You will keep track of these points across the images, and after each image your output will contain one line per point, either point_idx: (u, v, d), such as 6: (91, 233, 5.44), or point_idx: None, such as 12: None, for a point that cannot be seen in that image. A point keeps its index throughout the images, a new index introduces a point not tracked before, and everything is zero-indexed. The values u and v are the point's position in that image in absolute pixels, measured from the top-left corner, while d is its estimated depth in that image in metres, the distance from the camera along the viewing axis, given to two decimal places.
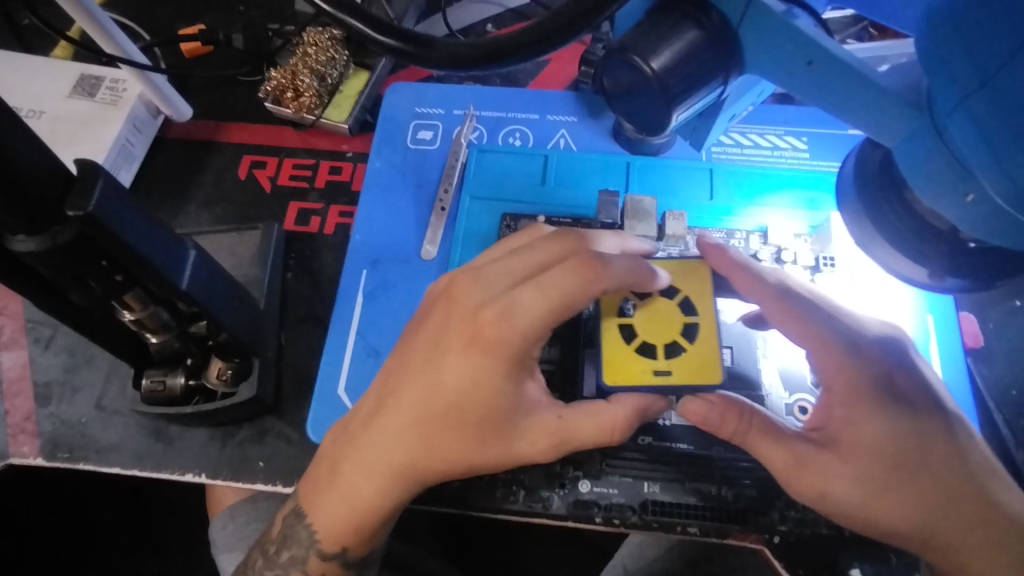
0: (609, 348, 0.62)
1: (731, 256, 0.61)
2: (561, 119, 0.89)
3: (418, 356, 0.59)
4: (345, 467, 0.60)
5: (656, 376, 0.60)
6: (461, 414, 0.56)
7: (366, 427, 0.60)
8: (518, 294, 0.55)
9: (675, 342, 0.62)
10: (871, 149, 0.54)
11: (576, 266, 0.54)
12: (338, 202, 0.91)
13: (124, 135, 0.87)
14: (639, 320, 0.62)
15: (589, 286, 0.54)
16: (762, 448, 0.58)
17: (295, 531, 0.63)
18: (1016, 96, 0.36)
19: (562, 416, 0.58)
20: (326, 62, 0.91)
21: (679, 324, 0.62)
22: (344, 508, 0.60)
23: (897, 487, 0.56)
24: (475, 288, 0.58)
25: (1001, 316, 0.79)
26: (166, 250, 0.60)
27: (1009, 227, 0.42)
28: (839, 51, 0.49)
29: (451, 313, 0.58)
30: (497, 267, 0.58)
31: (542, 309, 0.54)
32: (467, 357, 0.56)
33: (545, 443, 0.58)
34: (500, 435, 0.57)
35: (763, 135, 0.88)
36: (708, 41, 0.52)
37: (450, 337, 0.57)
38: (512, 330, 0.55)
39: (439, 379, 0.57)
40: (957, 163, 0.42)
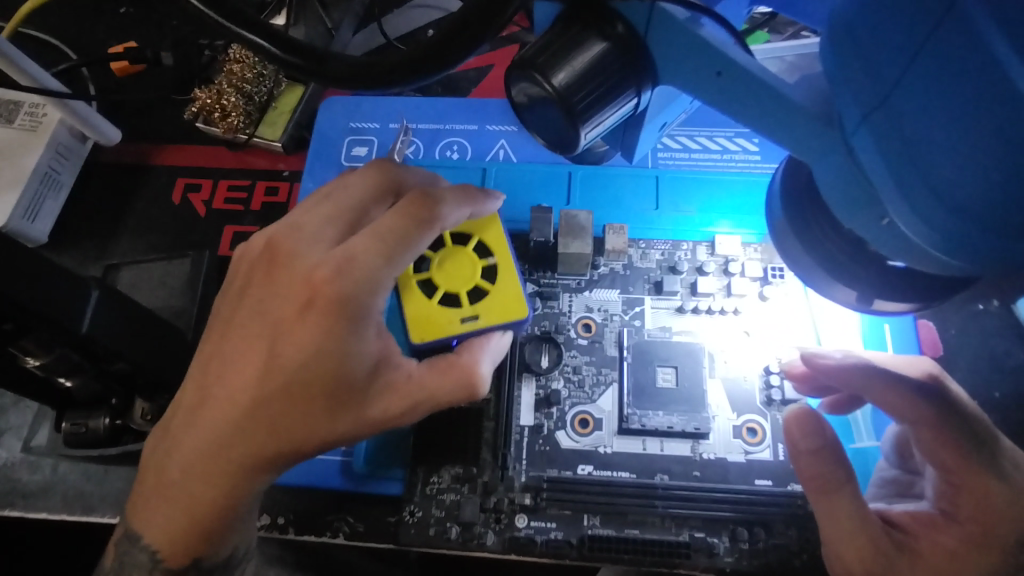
0: (412, 308, 0.62)
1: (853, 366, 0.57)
2: (502, 130, 0.86)
3: (251, 327, 0.53)
4: (175, 471, 0.52)
5: (464, 323, 0.62)
6: (304, 389, 0.50)
7: (188, 426, 0.52)
8: (352, 244, 0.52)
9: (478, 287, 0.63)
10: (799, 162, 0.50)
11: (407, 205, 0.53)
12: (274, 224, 0.88)
13: (47, 163, 0.84)
14: (438, 269, 0.63)
15: (415, 227, 0.52)
16: (831, 518, 0.56)
17: (131, 556, 0.54)
18: (913, 116, 0.33)
19: (412, 374, 0.53)
20: (254, 80, 0.88)
21: (478, 269, 0.64)
22: (180, 515, 0.52)
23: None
24: (301, 247, 0.53)
25: (964, 321, 0.75)
26: (57, 293, 0.57)
27: (925, 256, 0.38)
28: (747, 61, 0.45)
29: (281, 275, 0.53)
30: (319, 212, 0.55)
31: (380, 257, 0.51)
32: (307, 324, 0.50)
33: (397, 405, 0.52)
34: (350, 407, 0.51)
35: (713, 138, 0.84)
36: (615, 51, 0.48)
37: (286, 305, 0.52)
38: (347, 287, 0.51)
39: (276, 350, 0.51)
40: (868, 187, 0.39)
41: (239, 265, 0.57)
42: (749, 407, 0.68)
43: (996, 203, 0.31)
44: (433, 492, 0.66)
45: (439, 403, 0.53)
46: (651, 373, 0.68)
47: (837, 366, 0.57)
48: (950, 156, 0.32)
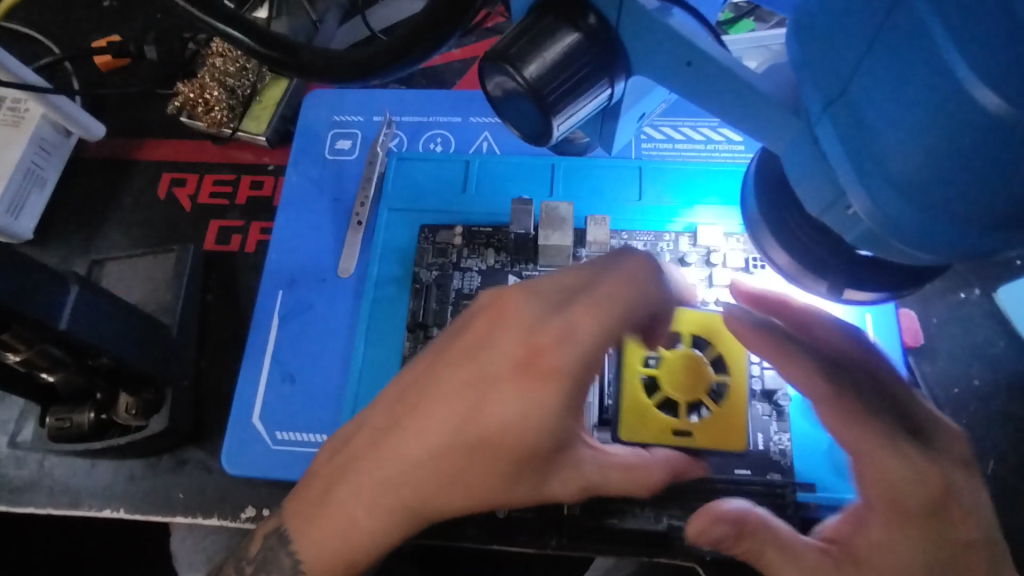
0: (629, 401, 0.66)
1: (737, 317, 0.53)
2: (486, 122, 0.85)
3: (457, 376, 0.52)
4: (342, 494, 0.53)
5: (678, 437, 0.64)
6: (493, 448, 0.50)
7: (371, 450, 0.53)
8: (574, 313, 0.50)
9: (699, 402, 0.65)
10: (773, 153, 0.51)
11: (624, 285, 0.50)
12: (259, 218, 0.88)
13: (30, 158, 0.84)
14: (661, 372, 0.66)
15: (638, 300, 0.51)
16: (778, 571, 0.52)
17: (276, 555, 0.55)
18: (869, 106, 0.33)
19: (602, 463, 0.55)
20: (236, 74, 0.88)
21: (708, 383, 0.66)
22: (336, 541, 0.53)
23: None
24: (526, 305, 0.52)
25: (946, 310, 0.75)
26: (35, 289, 0.57)
27: (888, 246, 0.38)
28: (717, 50, 0.45)
29: (498, 332, 0.52)
30: (549, 281, 0.53)
31: (596, 327, 0.50)
32: (521, 384, 0.50)
33: (575, 489, 0.55)
34: (533, 476, 0.53)
35: (698, 128, 0.84)
36: (585, 42, 0.47)
37: (499, 360, 0.51)
38: (568, 358, 0.50)
39: (479, 406, 0.50)
40: (831, 177, 0.39)
41: (471, 310, 0.54)
42: None
43: (960, 196, 0.32)
44: None
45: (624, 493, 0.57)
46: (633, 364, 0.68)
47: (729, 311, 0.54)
48: (905, 149, 0.32)
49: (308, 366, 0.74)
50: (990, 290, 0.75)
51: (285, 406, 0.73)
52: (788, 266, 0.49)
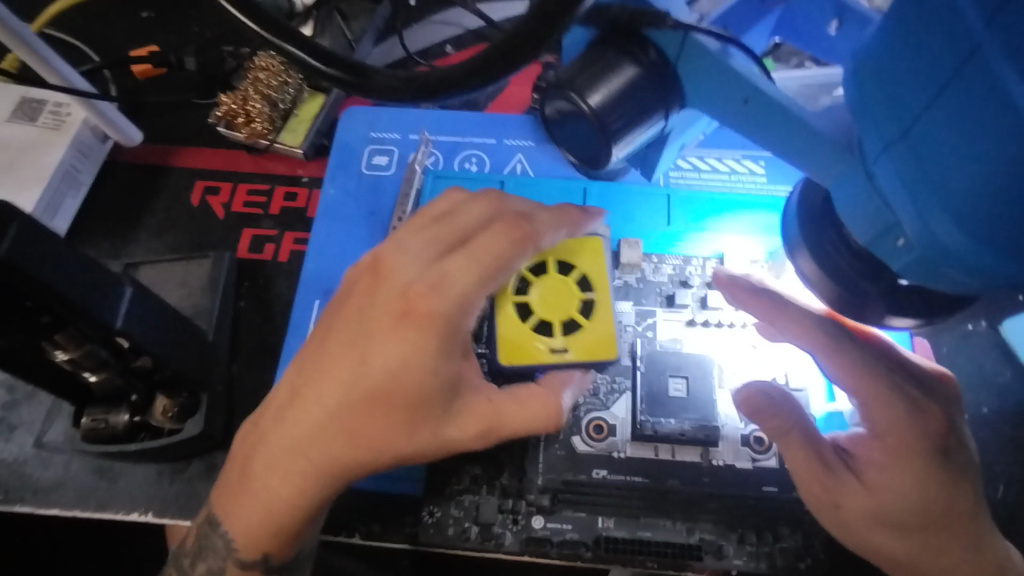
0: (505, 330, 0.62)
1: (766, 299, 0.60)
2: (519, 144, 0.89)
3: (342, 336, 0.55)
4: (259, 468, 0.55)
5: (554, 354, 0.61)
6: (388, 398, 0.52)
7: (278, 420, 0.55)
8: (449, 264, 0.54)
9: (573, 319, 0.63)
10: (814, 185, 0.54)
11: (504, 228, 0.56)
12: (293, 228, 0.90)
13: (68, 161, 0.85)
14: (535, 296, 0.63)
15: (517, 246, 0.55)
16: (787, 453, 0.59)
17: (209, 541, 0.58)
18: (932, 148, 0.36)
19: (492, 399, 0.55)
20: (278, 87, 0.90)
21: (577, 302, 0.63)
22: (261, 512, 0.55)
23: (910, 528, 0.58)
24: (402, 262, 0.56)
25: (955, 339, 0.79)
26: (95, 288, 0.58)
27: (937, 273, 0.42)
28: (771, 90, 0.48)
29: (378, 291, 0.55)
30: (422, 237, 0.57)
31: (471, 276, 0.54)
32: (399, 333, 0.53)
33: (474, 429, 0.54)
34: (431, 419, 0.53)
35: (721, 159, 0.88)
36: (646, 76, 0.51)
37: (377, 315, 0.54)
38: (442, 301, 0.53)
39: (364, 360, 0.53)
40: (885, 208, 0.42)
41: (353, 280, 0.58)
42: None
43: (1014, 232, 0.35)
44: (451, 491, 0.67)
45: (527, 428, 0.55)
46: (662, 383, 0.70)
47: (753, 294, 0.61)
48: (967, 185, 0.35)
49: None
50: (997, 321, 0.79)
51: None
52: (810, 273, 0.53)
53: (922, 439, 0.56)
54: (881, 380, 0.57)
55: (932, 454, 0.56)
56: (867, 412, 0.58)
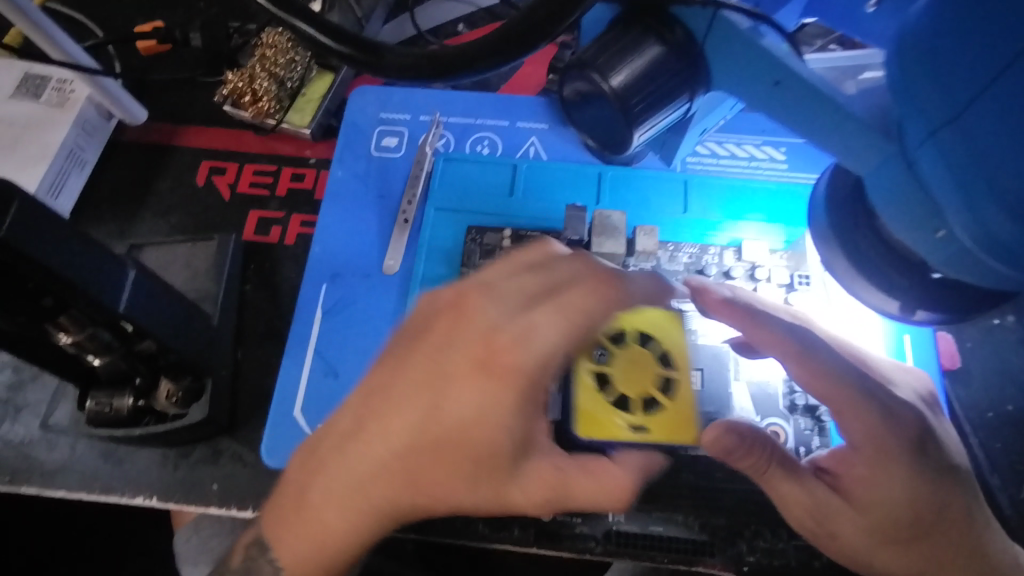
0: (583, 400, 0.62)
1: (741, 308, 0.58)
2: (532, 127, 0.86)
3: (412, 381, 0.51)
4: (314, 500, 0.52)
5: (632, 432, 0.61)
6: (452, 450, 0.50)
7: (337, 453, 0.52)
8: (537, 315, 0.51)
9: (653, 397, 0.62)
10: (844, 172, 0.52)
11: (594, 285, 0.53)
12: (300, 211, 0.88)
13: (72, 139, 0.83)
14: (616, 371, 0.63)
15: (608, 309, 0.53)
16: (780, 485, 0.56)
17: (256, 566, 0.53)
18: (984, 136, 0.34)
19: (561, 467, 0.54)
20: (285, 66, 0.88)
21: (657, 377, 0.63)
22: (309, 544, 0.51)
23: (905, 543, 0.55)
24: (486, 306, 0.52)
25: (979, 334, 0.77)
26: (99, 270, 0.57)
27: (979, 267, 0.39)
28: (805, 69, 0.45)
29: (460, 330, 0.52)
30: (510, 286, 0.53)
31: (559, 333, 0.51)
32: (476, 383, 0.50)
33: (540, 496, 0.53)
34: (497, 479, 0.52)
35: (741, 145, 0.85)
36: (670, 54, 0.48)
37: (454, 360, 0.51)
38: (525, 358, 0.50)
39: (438, 407, 0.50)
40: (927, 198, 0.40)
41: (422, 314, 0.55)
42: (772, 411, 0.68)
43: None
44: None
45: (589, 507, 0.56)
46: None
47: (727, 302, 0.58)
48: (1021, 174, 0.33)
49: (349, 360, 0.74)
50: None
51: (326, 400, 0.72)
52: (843, 271, 0.50)
53: (898, 443, 0.55)
54: (854, 389, 0.55)
55: (912, 464, 0.54)
56: (840, 421, 0.56)
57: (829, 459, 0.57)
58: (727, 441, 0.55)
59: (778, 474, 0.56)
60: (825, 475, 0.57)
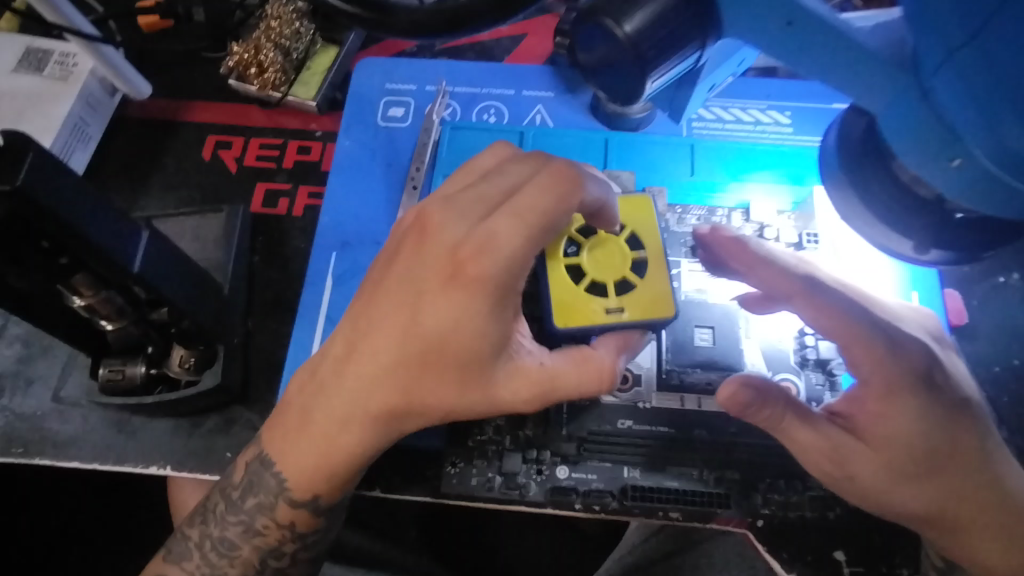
0: (557, 292, 0.61)
1: (749, 248, 0.58)
2: (538, 95, 0.86)
3: (389, 297, 0.52)
4: (318, 417, 0.55)
5: (610, 315, 0.60)
6: (439, 355, 0.51)
7: (328, 380, 0.55)
8: (494, 222, 0.49)
9: (627, 278, 0.61)
10: (853, 117, 0.52)
11: (549, 180, 0.50)
12: (307, 183, 0.88)
13: (77, 113, 0.83)
14: (587, 259, 0.61)
15: (562, 203, 0.50)
16: (796, 434, 0.55)
17: (260, 479, 0.59)
18: (1005, 54, 0.34)
19: (545, 363, 0.53)
20: (291, 36, 0.88)
21: (629, 260, 0.62)
22: (315, 456, 0.56)
23: (926, 478, 0.54)
24: (448, 220, 0.51)
25: (986, 292, 0.77)
26: (114, 228, 0.57)
27: (998, 191, 0.40)
28: (820, 9, 0.46)
29: (424, 247, 0.52)
30: (468, 194, 0.52)
31: (521, 236, 0.49)
32: (448, 294, 0.50)
33: (528, 392, 0.52)
34: (479, 377, 0.52)
35: (746, 110, 0.85)
36: (683, 0, 0.48)
37: (426, 276, 0.51)
38: (493, 263, 0.49)
39: (416, 319, 0.51)
40: (944, 126, 0.40)
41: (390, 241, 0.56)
42: (785, 366, 0.69)
43: None
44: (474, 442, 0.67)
45: (579, 391, 0.54)
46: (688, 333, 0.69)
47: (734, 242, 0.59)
48: None
49: None
50: None
51: None
52: (842, 210, 0.52)
53: (905, 375, 0.54)
54: (859, 322, 0.54)
55: (919, 392, 0.54)
56: (849, 356, 0.55)
57: (841, 402, 0.56)
58: (744, 395, 0.54)
59: (794, 419, 0.55)
60: (837, 419, 0.56)
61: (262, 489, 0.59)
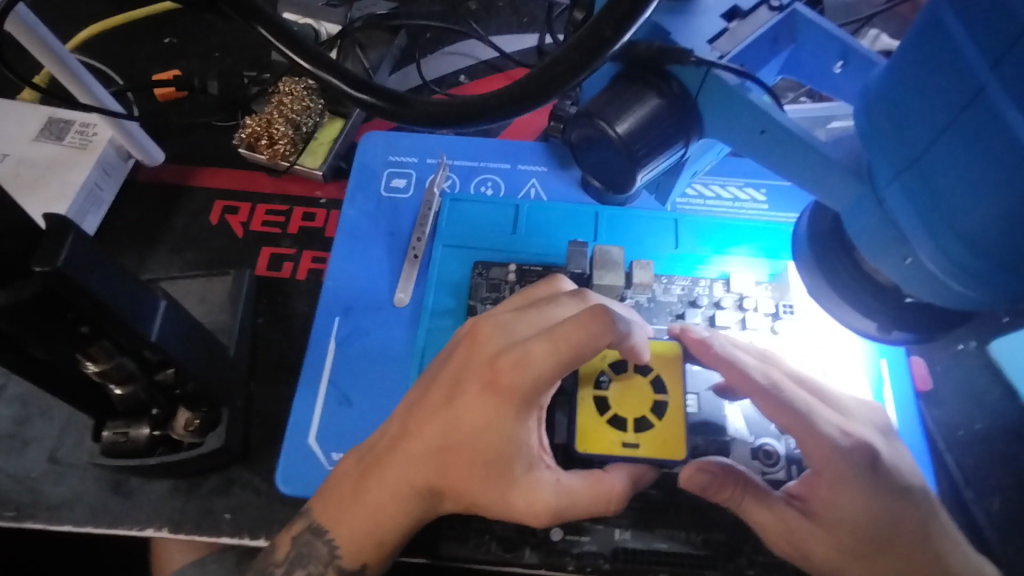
0: (582, 419, 0.65)
1: (713, 349, 0.64)
2: (532, 170, 0.92)
3: (437, 395, 0.58)
4: (367, 501, 0.59)
5: (625, 448, 0.64)
6: (468, 454, 0.56)
7: (371, 475, 0.59)
8: (529, 344, 0.54)
9: (645, 417, 0.65)
10: (821, 210, 0.58)
11: (587, 316, 0.53)
12: (311, 248, 0.92)
13: (94, 179, 0.87)
14: (613, 393, 0.66)
15: (596, 341, 0.53)
16: (755, 514, 0.61)
17: (313, 549, 0.60)
18: (938, 179, 0.40)
19: (560, 480, 0.60)
20: (302, 112, 0.94)
21: (650, 400, 0.66)
22: (353, 531, 0.59)
23: (873, 558, 0.59)
24: (498, 334, 0.58)
25: (949, 359, 0.83)
26: (134, 300, 0.60)
27: (941, 287, 0.45)
28: (786, 121, 0.52)
29: (472, 357, 0.57)
30: (522, 320, 0.59)
31: (552, 360, 0.54)
32: (483, 400, 0.55)
33: (542, 505, 0.59)
34: (502, 482, 0.57)
35: (725, 186, 0.92)
36: (668, 107, 0.54)
37: (468, 379, 0.57)
38: (524, 379, 0.54)
39: (455, 417, 0.56)
40: (894, 228, 0.46)
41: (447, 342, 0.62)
42: (765, 430, 0.73)
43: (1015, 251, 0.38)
44: None
45: (587, 510, 0.61)
46: None
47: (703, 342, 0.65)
48: (969, 209, 0.39)
49: (363, 391, 0.77)
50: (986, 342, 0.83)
51: (342, 428, 0.75)
52: (814, 288, 0.57)
53: (850, 468, 0.59)
54: (808, 417, 0.60)
55: (862, 483, 0.59)
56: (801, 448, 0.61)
57: (799, 486, 0.62)
58: (700, 479, 0.61)
59: (755, 500, 0.61)
60: (795, 502, 0.62)
61: (307, 557, 0.60)
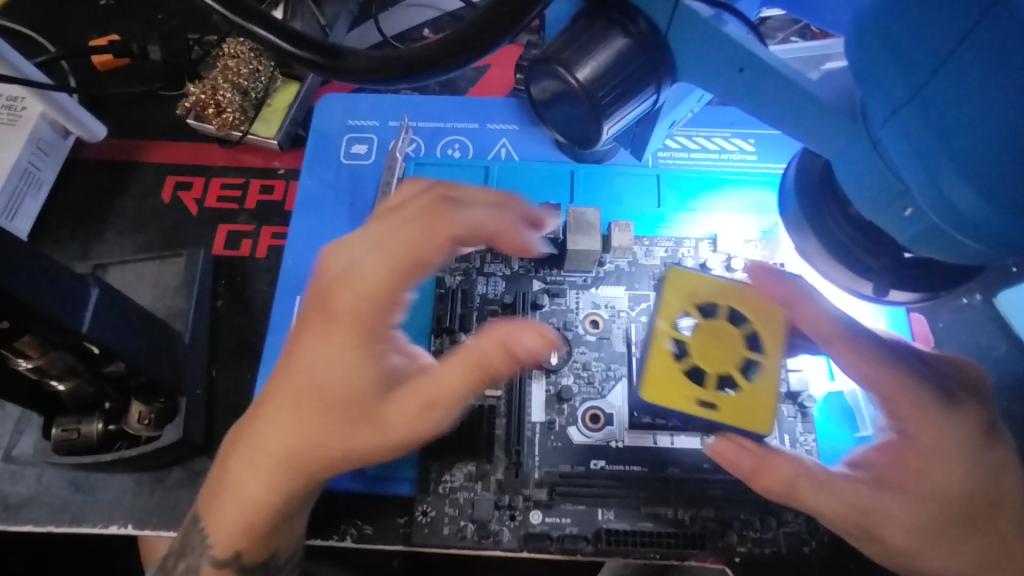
0: (654, 364, 0.57)
1: (789, 286, 0.55)
2: (503, 129, 0.86)
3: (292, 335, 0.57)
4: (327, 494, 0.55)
5: (700, 407, 0.56)
6: (320, 395, 0.53)
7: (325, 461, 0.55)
8: (364, 260, 0.55)
9: (730, 376, 0.57)
10: (812, 157, 0.51)
11: (425, 214, 0.55)
12: (271, 223, 0.86)
13: (27, 158, 0.81)
14: (696, 342, 0.57)
15: (431, 232, 0.54)
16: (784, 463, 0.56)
17: (191, 539, 0.57)
18: (949, 113, 0.34)
19: (388, 377, 0.53)
20: (249, 75, 0.87)
21: (740, 358, 0.58)
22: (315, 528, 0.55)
23: (926, 493, 0.55)
24: (328, 260, 0.57)
25: (951, 313, 0.78)
26: (58, 290, 0.55)
27: (943, 242, 0.40)
28: (767, 56, 0.46)
29: (311, 287, 0.57)
30: (350, 239, 0.57)
31: (382, 267, 0.54)
32: (320, 331, 0.54)
33: (414, 407, 0.52)
34: (364, 413, 0.52)
35: (710, 138, 0.86)
36: (637, 48, 0.47)
37: (308, 315, 0.56)
38: (357, 296, 0.54)
39: (298, 357, 0.55)
40: (892, 176, 0.40)
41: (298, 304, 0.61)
42: None
43: None
44: (445, 490, 0.65)
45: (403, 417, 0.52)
46: None
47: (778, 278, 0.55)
48: (987, 149, 0.33)
49: None
50: (992, 295, 0.75)
51: None
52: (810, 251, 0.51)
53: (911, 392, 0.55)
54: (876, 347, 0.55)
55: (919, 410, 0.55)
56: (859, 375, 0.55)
57: None
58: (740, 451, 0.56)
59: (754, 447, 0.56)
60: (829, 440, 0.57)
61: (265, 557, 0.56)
